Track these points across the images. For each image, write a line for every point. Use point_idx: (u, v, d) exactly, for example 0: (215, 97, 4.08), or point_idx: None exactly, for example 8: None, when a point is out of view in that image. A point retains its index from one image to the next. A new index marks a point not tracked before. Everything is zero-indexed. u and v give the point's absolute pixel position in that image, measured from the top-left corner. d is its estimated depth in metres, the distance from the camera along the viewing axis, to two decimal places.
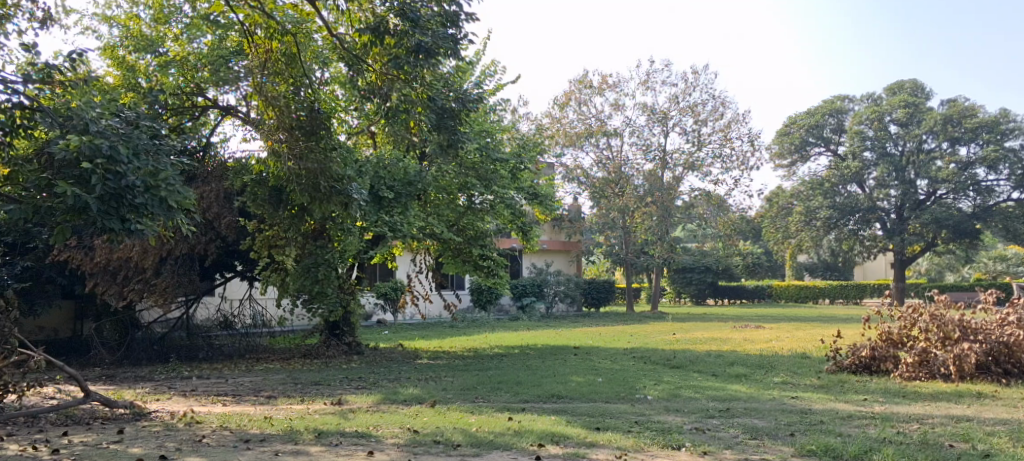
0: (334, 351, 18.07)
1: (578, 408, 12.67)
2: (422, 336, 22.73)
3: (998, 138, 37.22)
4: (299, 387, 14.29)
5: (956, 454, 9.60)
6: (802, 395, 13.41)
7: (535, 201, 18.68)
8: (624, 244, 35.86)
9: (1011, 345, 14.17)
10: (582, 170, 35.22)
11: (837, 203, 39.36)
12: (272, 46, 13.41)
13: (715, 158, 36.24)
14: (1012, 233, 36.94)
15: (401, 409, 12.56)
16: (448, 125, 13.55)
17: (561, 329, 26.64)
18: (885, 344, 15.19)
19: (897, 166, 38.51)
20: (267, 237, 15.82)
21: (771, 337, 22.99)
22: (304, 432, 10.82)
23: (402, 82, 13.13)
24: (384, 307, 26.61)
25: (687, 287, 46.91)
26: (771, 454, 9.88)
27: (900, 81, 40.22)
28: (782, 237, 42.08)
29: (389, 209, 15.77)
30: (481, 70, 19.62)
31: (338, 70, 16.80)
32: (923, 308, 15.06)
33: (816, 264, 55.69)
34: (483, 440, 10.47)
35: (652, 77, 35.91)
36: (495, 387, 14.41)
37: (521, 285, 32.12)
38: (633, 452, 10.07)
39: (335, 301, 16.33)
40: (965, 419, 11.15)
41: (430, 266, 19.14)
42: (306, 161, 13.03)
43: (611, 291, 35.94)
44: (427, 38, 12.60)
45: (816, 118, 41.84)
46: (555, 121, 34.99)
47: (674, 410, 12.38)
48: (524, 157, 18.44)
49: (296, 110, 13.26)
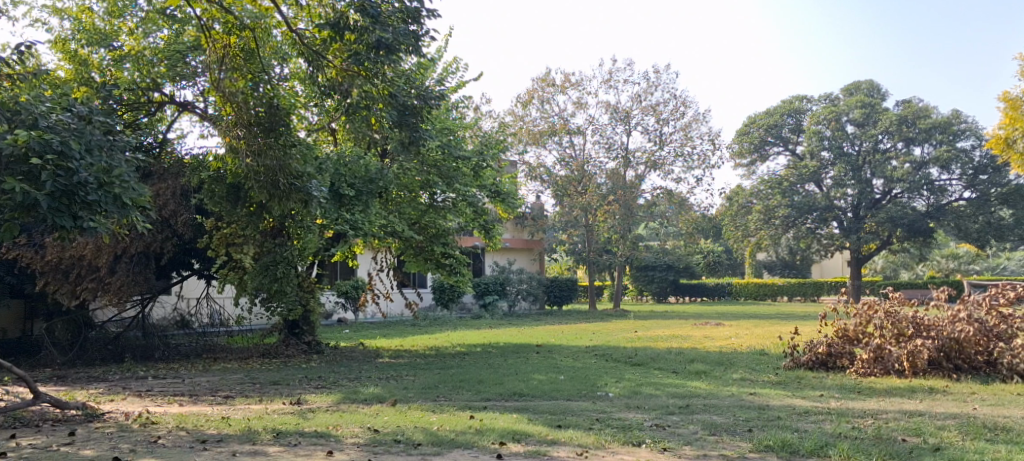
0: (293, 350, 17.94)
1: (539, 405, 12.70)
2: (384, 336, 22.33)
3: (951, 138, 37.75)
4: (258, 387, 14.14)
5: (908, 448, 9.74)
6: (760, 392, 13.53)
7: (497, 198, 18.61)
8: (587, 242, 36.18)
9: (961, 341, 14.40)
10: (544, 168, 35.29)
11: (795, 202, 39.81)
12: (230, 41, 13.19)
13: (677, 157, 36.47)
14: (964, 232, 37.59)
15: (361, 408, 12.46)
16: (409, 121, 13.59)
17: (524, 327, 26.70)
18: (840, 340, 15.45)
19: (853, 166, 39.00)
20: (225, 234, 15.67)
21: (730, 334, 23.24)
22: (262, 432, 10.74)
23: (363, 79, 13.06)
24: (344, 306, 26.47)
25: (649, 285, 47.20)
26: (729, 450, 9.96)
27: (857, 81, 40.79)
28: (742, 235, 42.50)
29: (350, 207, 15.70)
30: (443, 67, 19.56)
31: (297, 65, 16.64)
32: (878, 305, 15.24)
33: (775, 262, 56.25)
34: (444, 439, 10.44)
35: (615, 75, 35.91)
36: (457, 386, 14.36)
37: (484, 283, 32.05)
38: (594, 449, 10.10)
39: (295, 299, 16.13)
40: (917, 414, 11.32)
41: (392, 264, 18.97)
42: (264, 158, 12.98)
43: (573, 289, 35.98)
44: (387, 34, 12.51)
45: (775, 118, 42.28)
46: (517, 120, 35.00)
47: (635, 407, 12.45)
48: (486, 154, 18.39)
49: (254, 106, 13.13)
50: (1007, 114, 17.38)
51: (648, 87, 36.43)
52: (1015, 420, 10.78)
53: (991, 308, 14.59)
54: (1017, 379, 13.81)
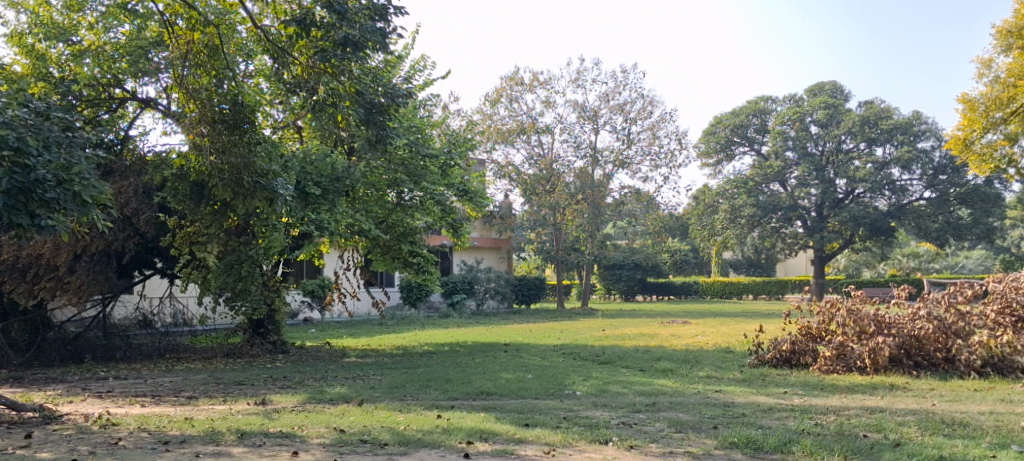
0: (258, 350, 17.78)
1: (507, 404, 12.69)
2: (351, 336, 22.17)
3: (911, 139, 38.18)
4: (221, 387, 14.04)
5: (868, 444, 9.85)
6: (726, 389, 13.63)
7: (465, 198, 18.61)
8: (555, 241, 36.00)
9: (921, 338, 14.68)
10: (513, 167, 35.31)
11: (760, 201, 40.11)
12: (194, 37, 13.10)
13: (644, 156, 36.66)
14: (924, 231, 38.13)
15: (327, 408, 12.40)
16: (376, 120, 13.30)
17: (491, 326, 26.71)
18: (804, 338, 15.57)
19: (817, 166, 39.39)
20: (187, 233, 15.53)
21: (696, 332, 23.48)
22: (226, 432, 10.66)
23: (329, 76, 13.04)
24: (311, 305, 26.33)
25: (617, 284, 47.36)
26: (695, 448, 10.02)
27: (820, 82, 41.25)
28: (708, 234, 42.78)
29: (316, 206, 15.60)
30: (410, 65, 19.49)
31: (263, 62, 16.45)
32: (840, 303, 15.42)
33: (740, 260, 56.75)
34: (411, 438, 10.41)
35: (583, 75, 35.98)
36: (424, 385, 14.35)
37: (452, 282, 31.87)
38: (561, 448, 10.13)
39: (259, 299, 15.97)
40: (878, 410, 11.46)
41: (358, 262, 18.89)
42: (228, 156, 12.83)
43: (541, 288, 36.02)
44: (354, 31, 12.58)
45: (741, 118, 42.58)
46: (486, 118, 34.99)
47: (602, 405, 12.51)
48: (454, 153, 18.35)
49: (218, 103, 12.97)
50: (967, 114, 17.44)
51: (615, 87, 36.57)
52: (972, 416, 10.96)
53: (950, 306, 14.74)
54: (975, 375, 14.05)
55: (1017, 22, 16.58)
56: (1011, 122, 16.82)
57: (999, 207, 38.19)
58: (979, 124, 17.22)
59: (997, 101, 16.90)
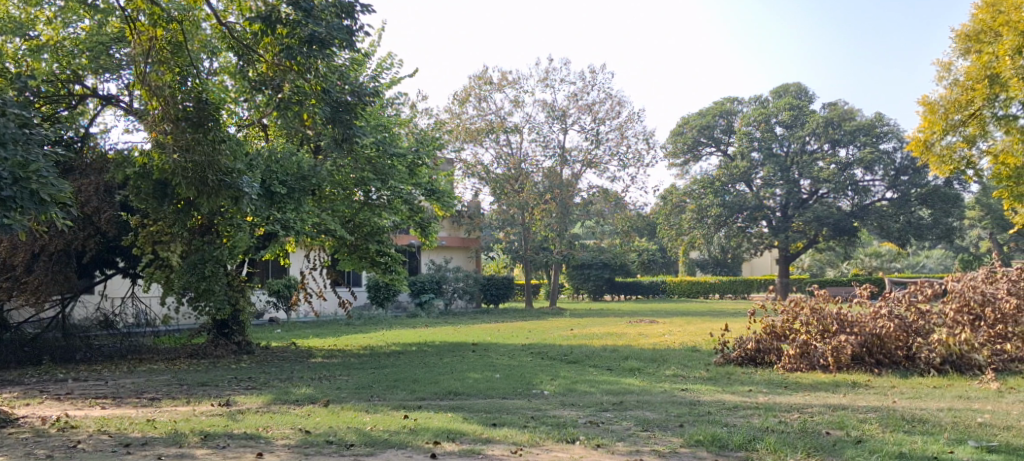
0: (223, 351, 17.63)
1: (474, 404, 12.66)
2: (316, 336, 22.03)
3: (873, 140, 38.63)
4: (185, 388, 13.89)
5: (831, 441, 9.95)
6: (691, 387, 13.72)
7: (433, 197, 18.62)
8: (524, 240, 36.09)
9: (882, 337, 14.80)
10: (481, 167, 35.25)
11: (727, 201, 40.37)
12: (157, 33, 12.96)
13: (612, 156, 36.78)
14: (886, 231, 38.61)
15: (292, 409, 12.33)
16: (343, 118, 13.22)
17: (459, 326, 26.61)
18: (769, 337, 15.64)
19: (782, 166, 39.76)
20: (151, 232, 15.32)
21: (663, 331, 23.60)
22: (189, 434, 10.54)
23: (295, 74, 12.96)
24: (276, 305, 26.13)
25: (585, 283, 47.51)
26: (661, 446, 10.06)
27: (785, 84, 41.67)
28: (676, 234, 43.00)
29: (282, 205, 15.43)
30: (377, 63, 19.41)
31: (226, 60, 16.38)
32: (804, 302, 15.60)
33: (707, 260, 57.18)
34: (378, 439, 10.36)
35: (551, 74, 36.02)
36: (392, 385, 14.28)
37: (419, 282, 31.69)
38: (528, 447, 10.12)
39: (224, 299, 15.86)
40: (841, 408, 11.57)
41: (325, 262, 18.80)
42: (192, 153, 12.69)
43: (509, 287, 36.01)
44: (320, 28, 12.48)
45: (707, 119, 42.83)
46: (454, 117, 34.94)
47: (570, 404, 12.53)
48: (422, 152, 18.26)
49: (182, 100, 12.86)
50: (927, 117, 17.54)
51: (584, 86, 36.65)
52: (932, 412, 11.11)
53: (911, 304, 14.95)
54: (934, 372, 14.30)
55: (975, 26, 16.84)
56: (971, 124, 16.85)
57: (959, 207, 38.76)
58: (939, 127, 17.30)
59: (957, 103, 17.00)
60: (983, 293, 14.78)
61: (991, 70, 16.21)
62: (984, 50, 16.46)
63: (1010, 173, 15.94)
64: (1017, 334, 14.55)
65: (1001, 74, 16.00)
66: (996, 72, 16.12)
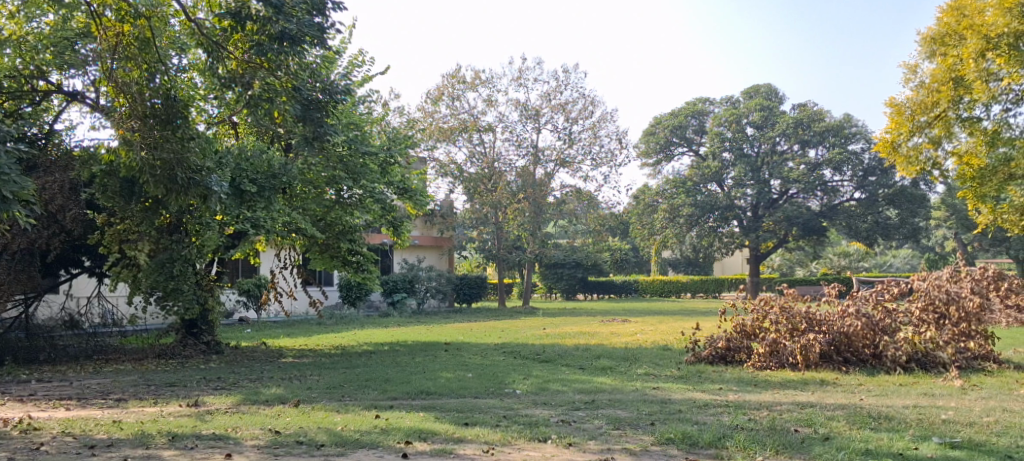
0: (191, 351, 17.47)
1: (446, 404, 12.59)
2: (287, 336, 21.91)
3: (842, 141, 38.99)
4: (152, 389, 13.73)
5: (800, 438, 10.01)
6: (663, 386, 13.76)
7: (405, 196, 18.51)
8: (496, 241, 36.42)
9: (851, 335, 14.93)
10: (454, 166, 35.18)
11: (699, 201, 40.56)
12: (125, 29, 12.91)
13: (585, 155, 36.85)
14: (855, 231, 39.00)
15: (262, 409, 12.24)
16: (314, 116, 13.11)
17: (432, 325, 26.54)
18: (738, 335, 15.76)
19: (753, 167, 40.04)
20: (118, 230, 15.14)
21: (635, 330, 23.68)
22: (157, 435, 10.41)
23: (265, 71, 12.97)
24: (246, 304, 25.96)
25: (558, 283, 47.59)
26: (632, 444, 10.08)
27: (756, 85, 41.96)
28: (648, 233, 43.15)
29: (251, 204, 15.29)
30: (348, 60, 19.33)
31: (195, 55, 16.17)
32: (773, 301, 15.70)
33: (679, 260, 57.46)
34: (348, 439, 10.30)
35: (524, 73, 36.02)
36: (363, 385, 14.21)
37: (392, 281, 31.71)
38: (500, 446, 10.11)
39: (192, 299, 15.67)
40: (809, 405, 11.65)
41: (296, 261, 18.65)
42: (160, 151, 12.48)
43: (482, 287, 36.05)
44: (290, 25, 12.42)
45: (679, 119, 43.03)
46: (427, 116, 34.85)
47: (542, 403, 12.51)
48: (394, 150, 18.18)
49: (150, 97, 12.75)
50: (893, 118, 17.54)
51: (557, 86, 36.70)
52: (898, 409, 11.21)
53: (877, 303, 15.17)
54: (900, 370, 14.44)
55: (940, 29, 16.98)
56: (937, 125, 16.81)
57: (925, 207, 39.22)
58: (906, 127, 17.29)
59: (923, 104, 16.97)
60: (948, 292, 14.95)
61: (956, 72, 16.41)
62: (949, 53, 16.64)
63: (975, 174, 16.09)
64: (980, 332, 14.79)
65: (966, 76, 16.15)
66: (961, 74, 16.29)
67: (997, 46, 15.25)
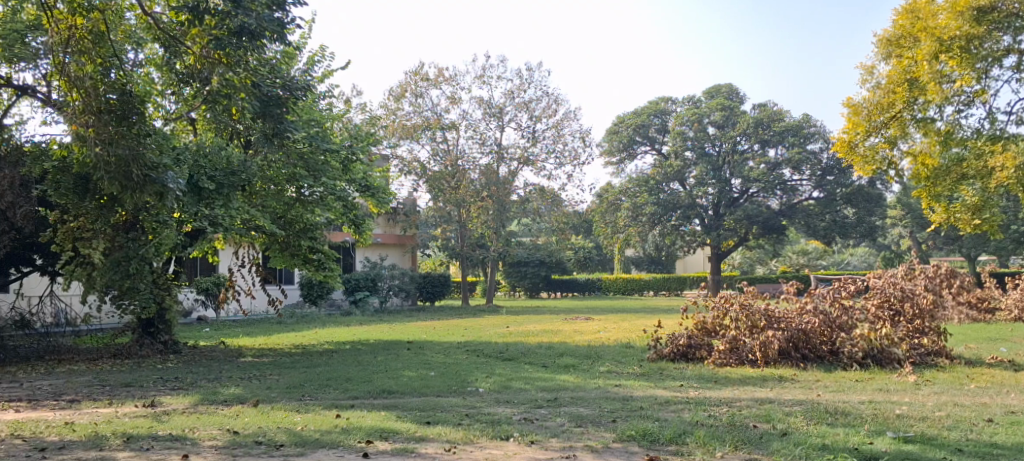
0: (148, 350, 17.20)
1: (409, 402, 12.54)
2: (247, 334, 21.88)
3: (801, 141, 39.37)
4: (107, 390, 13.49)
5: (758, 434, 10.07)
6: (625, 383, 13.78)
7: (368, 193, 18.40)
8: (460, 239, 35.92)
9: (808, 332, 15.13)
10: (418, 163, 34.89)
11: (661, 200, 40.73)
12: (76, 22, 12.63)
13: (548, 154, 36.85)
14: (813, 230, 39.47)
15: (220, 410, 12.08)
16: (273, 112, 13.22)
17: (394, 324, 26.42)
18: (700, 333, 15.84)
19: (714, 166, 40.35)
20: (71, 228, 14.91)
21: (598, 328, 23.78)
22: (111, 437, 10.24)
23: (223, 67, 12.54)
24: (205, 303, 25.65)
25: (522, 281, 47.59)
26: (594, 441, 10.08)
27: (717, 85, 42.29)
28: (612, 231, 43.24)
29: (209, 201, 15.16)
30: (309, 55, 19.16)
31: (152, 50, 15.95)
32: (733, 298, 15.78)
33: (642, 258, 57.77)
34: (308, 439, 10.20)
35: (487, 71, 35.90)
36: (324, 384, 14.11)
37: (355, 279, 31.49)
38: (462, 445, 10.05)
39: (149, 297, 15.49)
40: (768, 401, 11.73)
41: (256, 260, 18.47)
42: (115, 147, 12.22)
43: (445, 285, 36.03)
44: (250, 19, 12.26)
45: (642, 118, 43.23)
46: (390, 113, 34.65)
47: (505, 401, 12.47)
48: (356, 148, 18.05)
49: (105, 92, 12.50)
50: (851, 118, 17.49)
51: (521, 84, 36.69)
52: (853, 405, 11.33)
53: (834, 300, 15.31)
54: (856, 366, 14.58)
55: (895, 31, 17.10)
56: (892, 126, 16.86)
57: (881, 206, 39.79)
58: (862, 128, 17.28)
59: (880, 105, 17.02)
60: (902, 289, 15.36)
61: (911, 74, 16.55)
62: (904, 55, 16.71)
63: (930, 174, 16.28)
64: (932, 329, 15.03)
65: (920, 77, 16.25)
66: (916, 76, 16.40)
67: (950, 49, 15.57)
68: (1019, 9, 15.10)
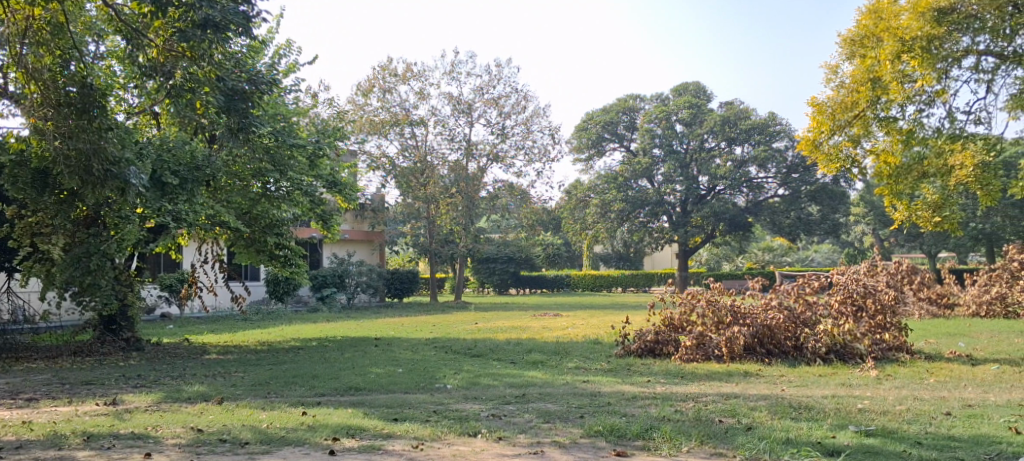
0: (110, 348, 16.94)
1: (375, 399, 12.44)
2: (211, 331, 21.68)
3: (767, 139, 39.65)
4: (67, 388, 13.29)
5: (723, 429, 10.10)
6: (592, 379, 13.79)
7: (334, 189, 18.16)
8: (429, 235, 35.80)
9: (773, 327, 15.20)
10: (386, 159, 34.72)
11: (630, 197, 40.81)
12: (34, 13, 12.43)
13: (517, 150, 36.82)
14: (778, 226, 39.75)
15: (183, 408, 11.88)
16: (238, 106, 12.79)
17: (362, 321, 26.31)
18: (667, 328, 15.90)
19: (681, 163, 40.54)
20: (29, 224, 14.75)
21: (566, 324, 23.80)
22: (71, 435, 10.06)
23: (187, 59, 12.68)
24: (168, 300, 25.32)
25: (491, 277, 47.50)
26: (561, 437, 10.06)
27: (685, 83, 42.52)
28: (580, 228, 43.30)
29: (173, 197, 14.89)
30: (275, 49, 18.95)
31: (114, 43, 15.68)
32: (700, 294, 15.82)
33: (610, 255, 57.96)
34: (274, 436, 10.09)
35: (456, 67, 35.78)
36: (290, 381, 13.99)
37: (322, 276, 31.17)
38: (429, 442, 9.98)
39: (111, 294, 15.10)
40: (733, 396, 11.78)
41: (219, 256, 18.23)
42: (75, 141, 12.04)
43: (414, 281, 35.94)
44: (214, 12, 12.06)
45: (611, 115, 43.32)
46: (358, 109, 34.44)
47: (472, 398, 12.43)
48: (323, 143, 17.82)
49: (64, 85, 12.30)
50: (815, 118, 17.56)
51: (489, 80, 36.62)
52: (817, 400, 11.39)
53: (799, 296, 15.43)
54: (820, 361, 14.72)
55: (858, 31, 17.17)
56: (855, 124, 16.94)
57: (845, 204, 40.20)
58: (826, 126, 17.33)
59: (844, 104, 17.09)
60: (865, 285, 15.33)
61: (874, 73, 16.61)
62: (866, 54, 16.77)
63: (892, 173, 16.31)
64: (894, 324, 15.20)
65: (883, 77, 16.33)
66: (878, 75, 16.46)
67: (912, 48, 15.70)
68: (977, 11, 15.29)
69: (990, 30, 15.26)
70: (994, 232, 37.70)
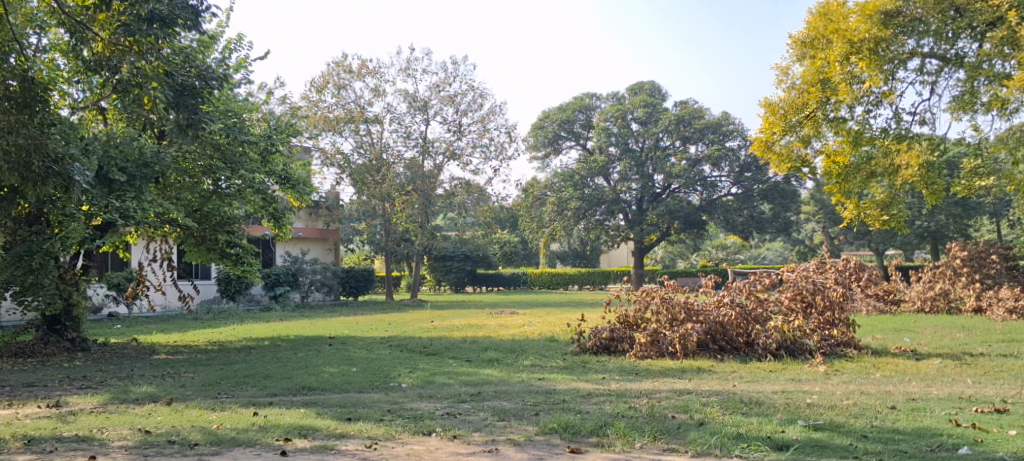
0: (53, 349, 16.52)
1: (329, 399, 12.32)
2: (160, 330, 21.43)
3: (721, 138, 40.04)
4: (9, 390, 12.93)
5: (676, 424, 10.12)
6: (548, 376, 13.75)
7: (287, 185, 17.85)
8: (384, 233, 35.54)
9: (725, 324, 15.35)
10: (341, 156, 34.43)
11: (586, 195, 40.87)
12: None
13: (473, 148, 36.74)
14: (731, 225, 40.13)
15: (131, 409, 11.66)
16: (187, 102, 12.58)
17: (316, 319, 26.11)
18: (622, 326, 15.95)
19: (637, 161, 40.67)
20: None
21: (522, 322, 23.83)
22: (10, 440, 9.78)
23: (135, 55, 12.23)
24: (116, 299, 24.89)
25: (447, 275, 47.29)
26: (516, 434, 10.01)
27: (640, 82, 42.74)
28: (537, 226, 43.26)
29: (120, 194, 14.48)
30: (225, 44, 18.66)
31: (57, 36, 15.18)
32: (655, 292, 15.94)
33: (567, 253, 58.09)
34: (224, 437, 9.90)
35: (412, 64, 35.63)
36: (241, 381, 13.79)
37: (275, 275, 30.80)
38: (383, 441, 9.87)
39: (55, 294, 14.82)
40: (686, 392, 11.83)
41: (168, 255, 17.87)
42: (15, 136, 11.66)
43: (368, 279, 35.74)
44: (162, 6, 11.96)
45: (567, 114, 43.40)
46: (312, 105, 34.08)
47: (426, 397, 12.33)
48: (276, 139, 17.58)
49: (6, 79, 11.96)
50: (767, 118, 17.70)
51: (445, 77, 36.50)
52: (767, 395, 11.50)
53: (750, 293, 15.62)
54: (770, 357, 14.78)
55: (807, 33, 17.33)
56: (806, 125, 17.15)
57: (795, 202, 40.74)
58: (778, 127, 17.48)
59: (795, 104, 17.25)
60: (814, 282, 15.59)
61: (823, 73, 16.77)
62: (817, 56, 16.96)
63: (841, 172, 16.58)
64: (842, 320, 15.44)
65: (832, 78, 16.53)
66: (828, 76, 16.67)
67: (859, 50, 15.86)
68: (922, 15, 15.55)
69: (934, 33, 15.50)
70: (938, 230, 38.54)
